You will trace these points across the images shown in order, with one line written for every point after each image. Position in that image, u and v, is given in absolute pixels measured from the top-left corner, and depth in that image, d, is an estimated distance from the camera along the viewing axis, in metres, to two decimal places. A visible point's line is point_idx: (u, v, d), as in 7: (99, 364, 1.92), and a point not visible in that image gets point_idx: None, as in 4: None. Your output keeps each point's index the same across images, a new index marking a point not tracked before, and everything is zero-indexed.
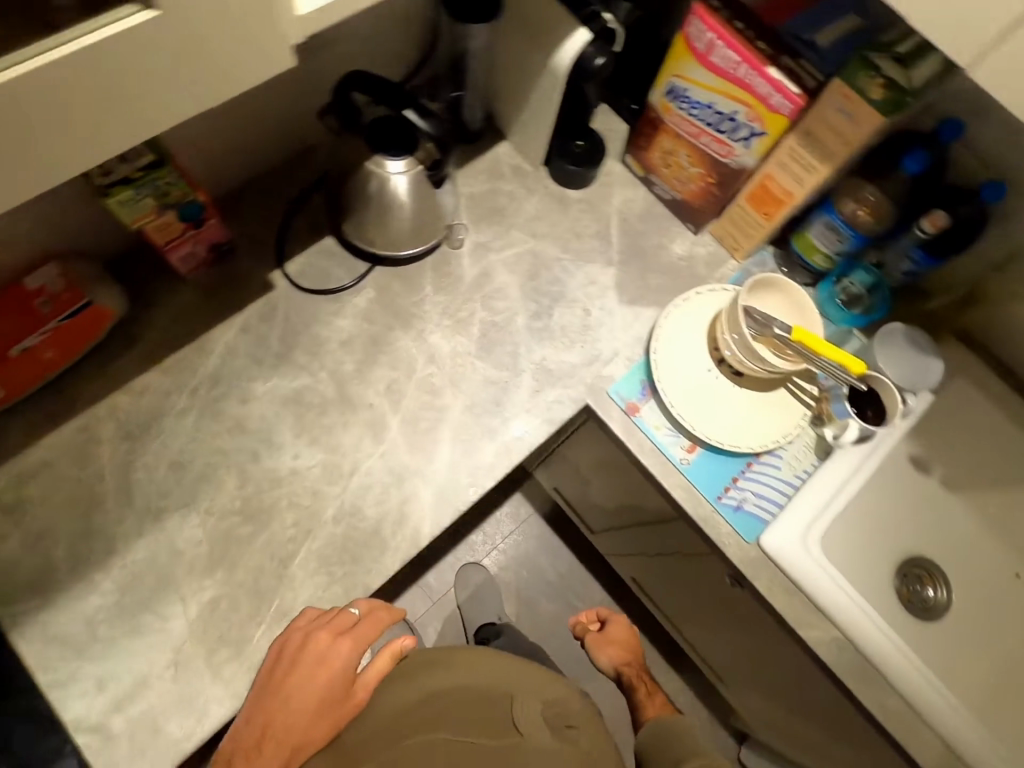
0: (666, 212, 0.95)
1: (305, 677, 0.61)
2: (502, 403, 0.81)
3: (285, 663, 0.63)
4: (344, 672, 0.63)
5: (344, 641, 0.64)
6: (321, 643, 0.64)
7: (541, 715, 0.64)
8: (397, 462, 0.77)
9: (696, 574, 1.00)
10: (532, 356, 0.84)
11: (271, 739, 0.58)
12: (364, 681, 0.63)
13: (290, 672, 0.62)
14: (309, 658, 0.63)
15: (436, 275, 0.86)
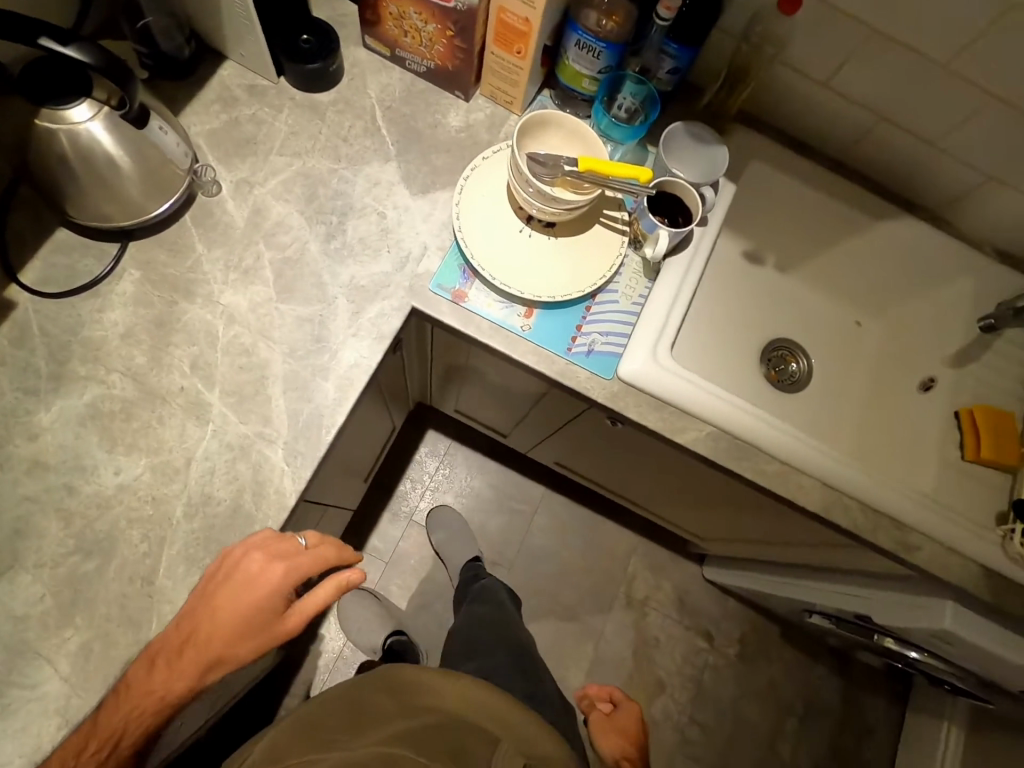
0: (429, 87, 0.89)
1: (236, 594, 0.61)
2: (324, 335, 0.76)
3: (219, 573, 0.63)
4: (281, 600, 0.63)
5: (280, 565, 0.63)
6: (256, 565, 0.63)
7: (520, 767, 0.65)
8: (232, 435, 0.71)
9: (592, 431, 1.02)
10: (339, 280, 0.79)
11: (195, 644, 0.60)
12: (300, 612, 0.64)
13: (227, 584, 0.62)
14: (245, 573, 0.62)
15: (203, 230, 0.78)
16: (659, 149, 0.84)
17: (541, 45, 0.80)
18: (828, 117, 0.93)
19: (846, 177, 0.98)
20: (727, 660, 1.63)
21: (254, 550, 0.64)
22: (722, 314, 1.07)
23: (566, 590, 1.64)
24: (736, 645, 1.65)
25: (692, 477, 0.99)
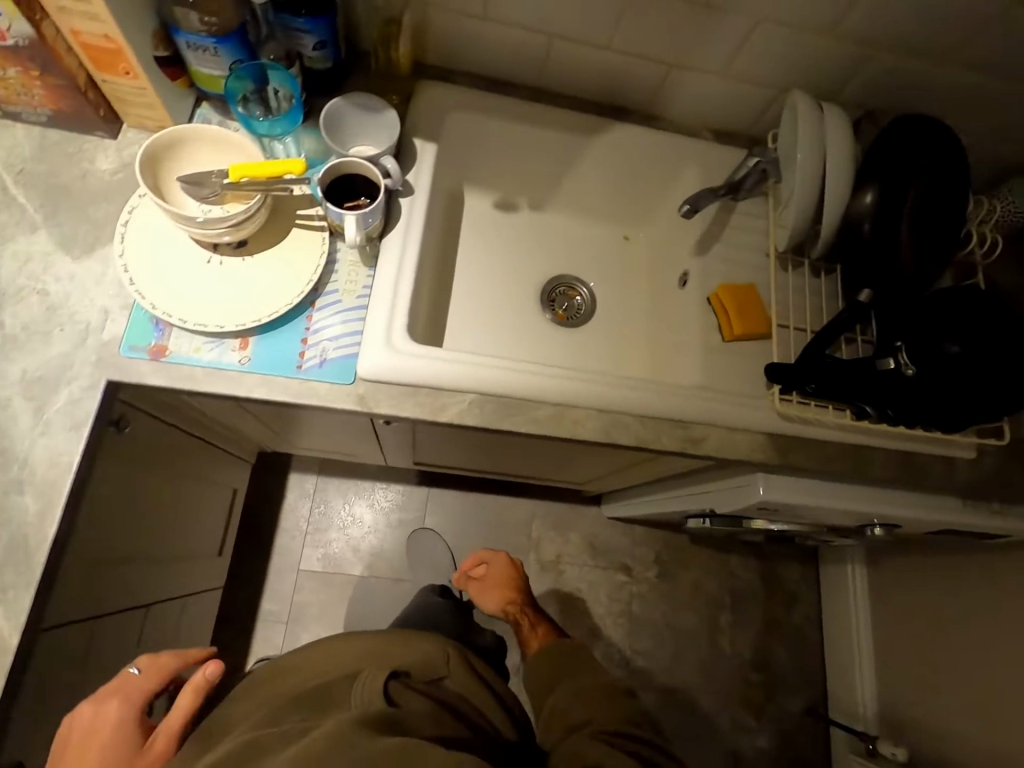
0: (63, 134, 0.79)
1: (87, 749, 0.68)
2: (6, 447, 0.67)
3: (62, 746, 0.68)
4: (129, 730, 0.71)
5: (113, 701, 0.72)
6: (98, 717, 0.71)
7: (384, 679, 0.68)
8: None
9: (395, 431, 0.97)
10: (10, 378, 0.69)
11: None
12: (164, 734, 0.71)
13: (66, 748, 0.68)
14: (111, 741, 0.69)
15: None
16: (325, 132, 0.78)
17: (150, 57, 0.71)
18: (504, 46, 0.89)
19: (549, 103, 0.97)
20: (650, 583, 1.68)
21: (89, 705, 0.72)
22: (491, 271, 1.05)
23: (479, 578, 1.61)
24: (654, 567, 1.69)
25: (505, 441, 0.97)
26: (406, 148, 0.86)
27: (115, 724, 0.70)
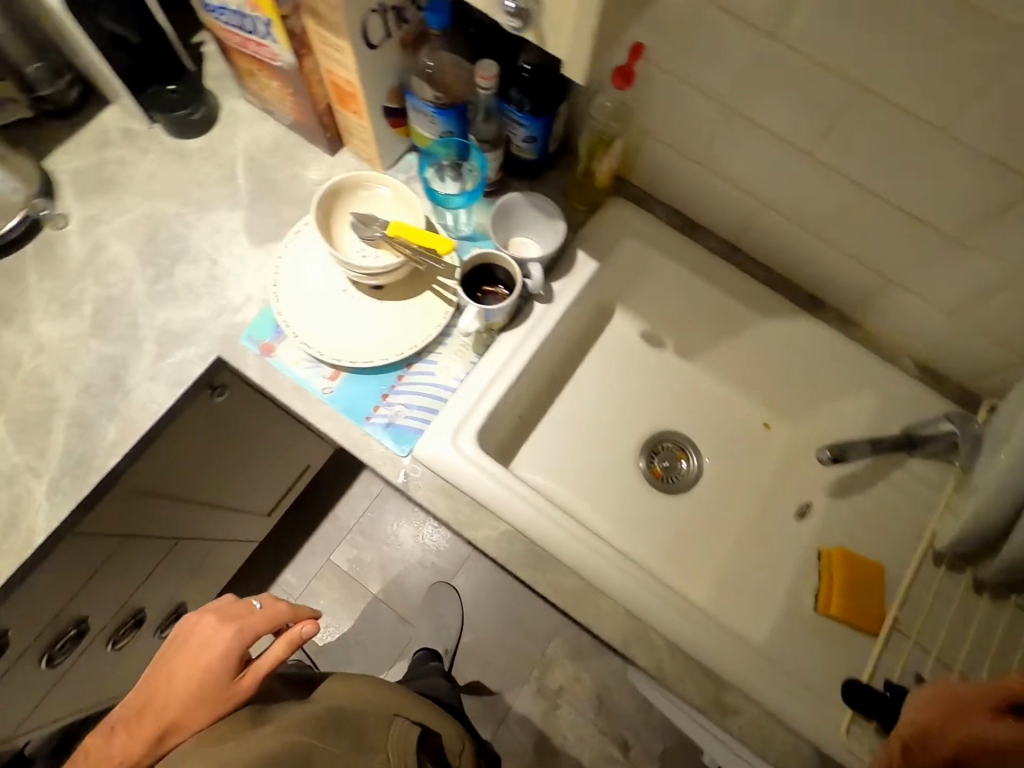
0: (298, 140, 0.90)
1: (168, 689, 0.56)
2: (121, 376, 0.77)
3: (171, 652, 0.60)
4: (229, 662, 0.57)
5: (230, 624, 0.60)
6: (208, 627, 0.60)
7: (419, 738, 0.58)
8: (3, 462, 0.72)
9: None
10: (153, 320, 0.80)
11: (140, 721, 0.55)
12: (244, 686, 0.56)
13: (177, 658, 0.59)
14: (196, 671, 0.57)
15: (42, 261, 0.81)
16: (496, 215, 0.79)
17: (380, 107, 0.79)
18: (712, 198, 0.84)
19: (739, 266, 0.89)
20: None
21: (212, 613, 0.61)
22: (608, 395, 0.97)
23: (474, 662, 1.52)
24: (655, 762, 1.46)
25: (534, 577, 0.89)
26: (568, 258, 0.85)
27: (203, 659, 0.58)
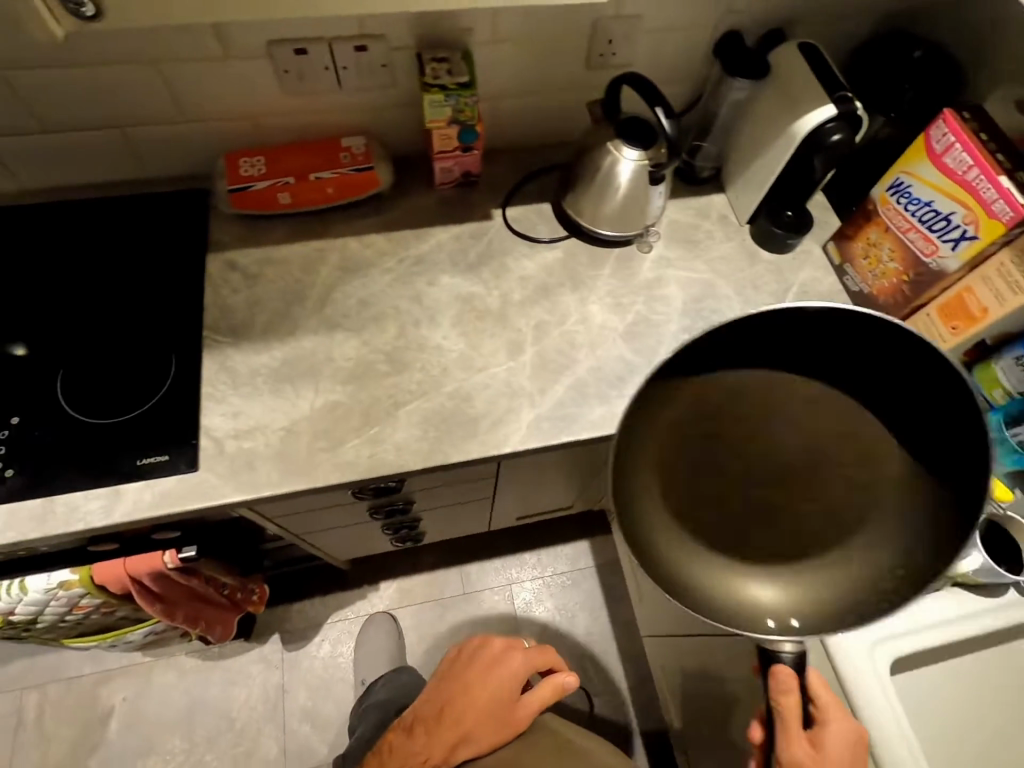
0: (849, 304, 0.97)
1: (468, 703, 0.80)
2: (624, 380, 0.88)
3: (467, 659, 0.88)
4: (514, 688, 0.82)
5: (518, 656, 0.86)
6: (495, 652, 0.87)
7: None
8: (515, 379, 0.86)
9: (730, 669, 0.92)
10: (669, 358, 0.90)
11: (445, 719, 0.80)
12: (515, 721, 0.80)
13: (462, 696, 0.81)
14: (507, 683, 0.82)
15: (618, 264, 0.98)
16: None
17: (979, 338, 0.81)
18: None
19: None
20: None
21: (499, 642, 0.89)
22: (999, 712, 0.81)
23: None
24: None
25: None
26: None
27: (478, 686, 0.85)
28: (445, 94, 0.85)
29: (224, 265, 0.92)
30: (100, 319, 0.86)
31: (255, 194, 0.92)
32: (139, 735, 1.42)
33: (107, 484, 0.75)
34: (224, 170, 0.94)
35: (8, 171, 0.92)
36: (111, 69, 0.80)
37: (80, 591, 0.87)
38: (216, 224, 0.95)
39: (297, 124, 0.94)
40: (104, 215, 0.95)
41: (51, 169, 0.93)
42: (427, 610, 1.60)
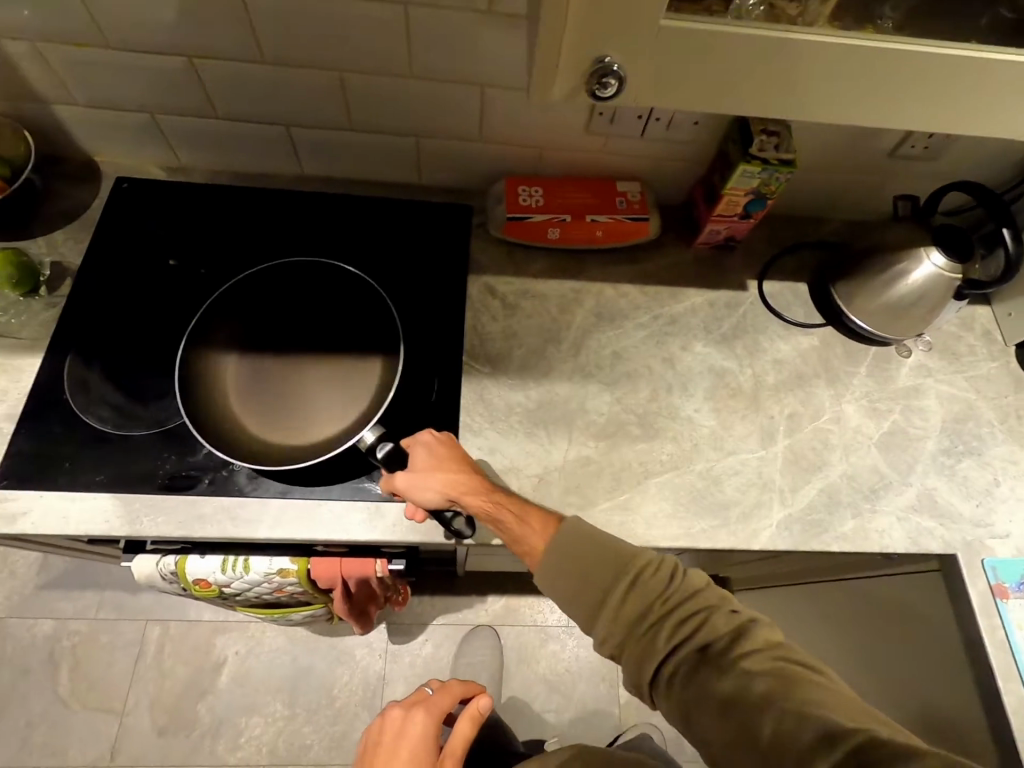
0: None
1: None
2: (877, 495, 0.84)
3: (372, 744, 0.82)
4: (427, 749, 0.80)
5: (417, 711, 0.85)
6: (397, 715, 0.84)
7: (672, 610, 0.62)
8: (767, 470, 0.83)
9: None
10: (925, 480, 0.85)
11: None
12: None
13: None
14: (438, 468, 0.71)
15: (874, 364, 0.93)
16: None
17: None
18: None
19: None
20: None
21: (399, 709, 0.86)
22: None
23: None
24: None
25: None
26: None
27: (443, 493, 0.70)
28: (761, 166, 0.81)
29: (484, 290, 0.92)
30: (367, 323, 0.87)
31: (529, 225, 0.91)
32: (246, 690, 1.47)
33: (370, 499, 0.76)
34: (500, 195, 0.93)
35: (299, 157, 0.93)
36: (441, 83, 0.80)
37: (293, 580, 0.89)
38: (479, 246, 0.95)
39: (581, 162, 0.92)
40: (374, 214, 0.96)
41: (333, 163, 0.94)
42: (529, 632, 1.59)
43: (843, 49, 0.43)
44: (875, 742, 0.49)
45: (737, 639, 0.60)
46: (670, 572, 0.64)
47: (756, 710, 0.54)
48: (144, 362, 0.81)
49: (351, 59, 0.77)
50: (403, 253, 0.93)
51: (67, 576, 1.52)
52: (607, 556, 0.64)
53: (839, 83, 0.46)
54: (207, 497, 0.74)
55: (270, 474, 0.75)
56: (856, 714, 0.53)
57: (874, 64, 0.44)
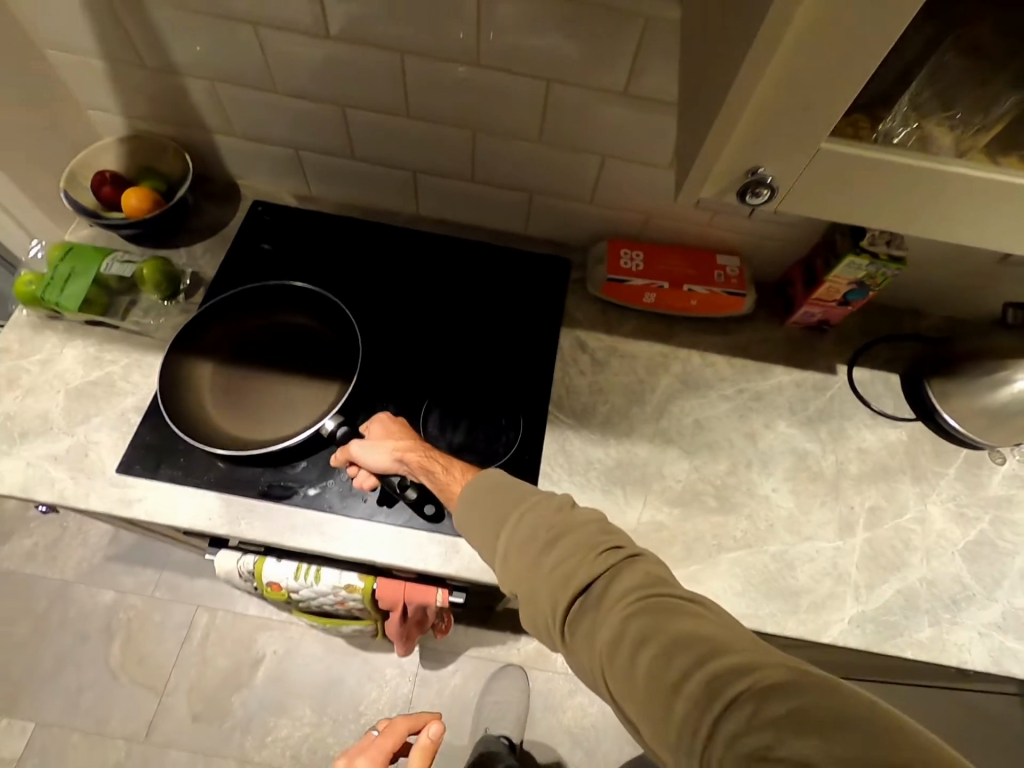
0: None
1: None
2: (959, 606, 0.81)
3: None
4: None
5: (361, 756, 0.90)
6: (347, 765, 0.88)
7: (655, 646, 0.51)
8: (842, 562, 0.82)
9: None
10: (1012, 598, 0.82)
11: None
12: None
13: None
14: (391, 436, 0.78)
15: (965, 467, 0.91)
16: None
17: None
18: None
19: None
20: None
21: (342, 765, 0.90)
22: None
23: None
24: None
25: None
26: None
27: (391, 455, 0.75)
28: (869, 260, 0.82)
29: (575, 342, 0.95)
30: (462, 362, 0.92)
31: (627, 287, 0.94)
32: (278, 690, 1.50)
33: (446, 533, 0.79)
34: (602, 255, 0.97)
35: (417, 200, 1.00)
36: (561, 150, 0.85)
37: (358, 597, 0.92)
38: (574, 299, 0.99)
39: (683, 232, 0.95)
40: (479, 258, 1.01)
41: (445, 207, 1.01)
42: (558, 680, 1.57)
43: (984, 180, 0.47)
44: (809, 714, 0.42)
45: (617, 573, 0.58)
46: (557, 505, 0.65)
47: (629, 634, 0.53)
48: (252, 372, 0.87)
49: (481, 120, 0.83)
50: (502, 299, 0.98)
51: (132, 552, 1.62)
52: (562, 521, 0.63)
53: (976, 208, 0.49)
54: (300, 508, 0.79)
55: (359, 494, 0.80)
56: (775, 660, 0.47)
57: (1012, 195, 0.48)
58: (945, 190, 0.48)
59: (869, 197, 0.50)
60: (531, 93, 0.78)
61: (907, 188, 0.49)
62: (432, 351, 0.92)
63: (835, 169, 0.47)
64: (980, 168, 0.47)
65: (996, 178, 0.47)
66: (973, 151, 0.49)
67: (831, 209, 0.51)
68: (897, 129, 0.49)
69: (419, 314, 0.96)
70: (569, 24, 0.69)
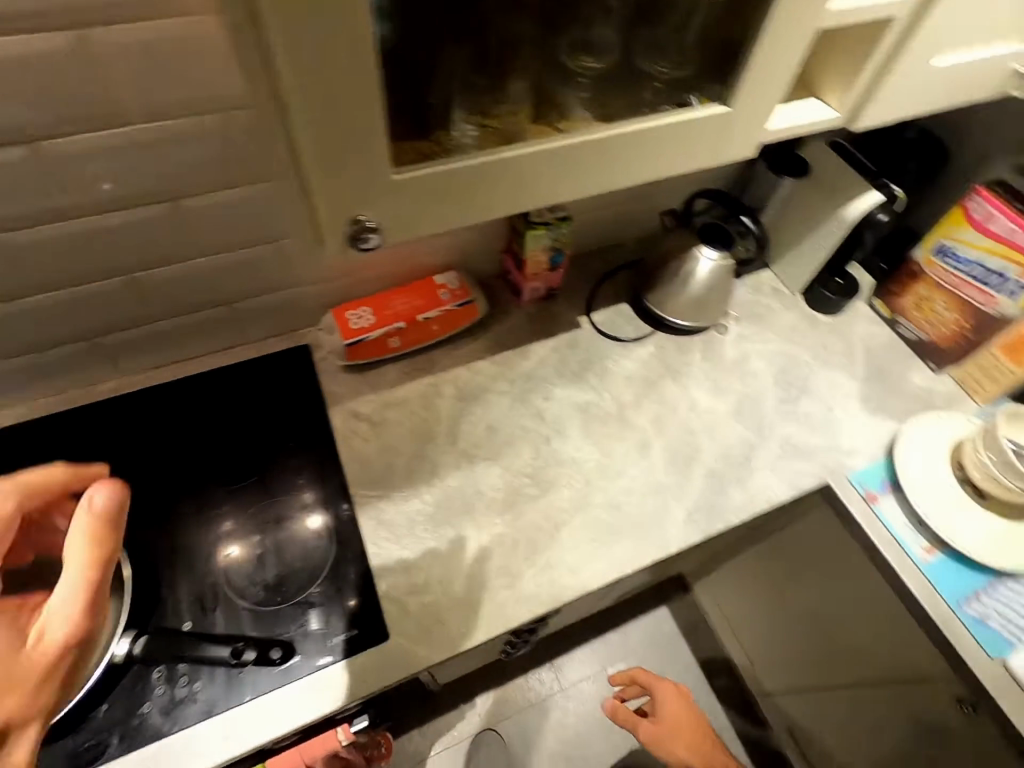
0: (908, 350, 1.08)
1: None
2: (749, 459, 0.94)
3: None
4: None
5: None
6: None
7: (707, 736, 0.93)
8: (655, 477, 0.91)
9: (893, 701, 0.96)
10: (779, 430, 0.97)
11: None
12: None
13: None
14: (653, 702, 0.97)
15: (703, 349, 1.06)
16: None
17: None
18: None
19: None
20: None
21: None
22: None
23: None
24: None
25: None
26: None
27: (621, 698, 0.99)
28: (546, 227, 0.93)
29: (347, 415, 0.93)
30: (243, 497, 0.85)
31: (369, 344, 0.95)
32: None
33: (299, 676, 0.72)
34: (333, 325, 0.96)
35: (114, 361, 0.91)
36: (232, 253, 0.83)
37: None
38: (328, 377, 0.96)
39: (394, 273, 0.99)
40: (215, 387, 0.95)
41: (150, 354, 0.92)
42: (527, 713, 1.54)
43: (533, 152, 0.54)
44: None
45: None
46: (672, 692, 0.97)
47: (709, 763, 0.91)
48: None
49: (131, 262, 0.78)
50: (256, 414, 0.93)
51: None
52: (681, 713, 0.95)
53: (549, 174, 0.57)
54: (123, 757, 0.66)
55: (188, 699, 0.69)
56: None
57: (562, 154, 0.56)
58: (516, 171, 0.55)
59: (461, 200, 0.55)
60: (161, 217, 0.74)
61: (485, 182, 0.54)
62: (205, 505, 0.84)
63: (414, 189, 0.52)
64: (524, 145, 0.55)
65: (543, 147, 0.55)
66: (525, 129, 0.57)
67: (443, 222, 0.56)
68: (461, 132, 0.55)
69: (170, 476, 0.86)
70: (159, 144, 0.67)
